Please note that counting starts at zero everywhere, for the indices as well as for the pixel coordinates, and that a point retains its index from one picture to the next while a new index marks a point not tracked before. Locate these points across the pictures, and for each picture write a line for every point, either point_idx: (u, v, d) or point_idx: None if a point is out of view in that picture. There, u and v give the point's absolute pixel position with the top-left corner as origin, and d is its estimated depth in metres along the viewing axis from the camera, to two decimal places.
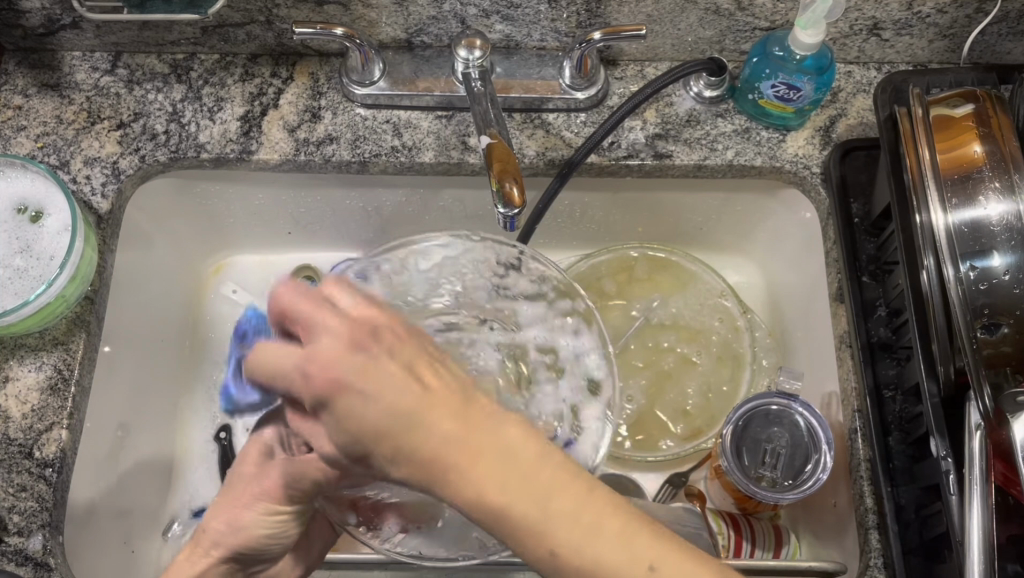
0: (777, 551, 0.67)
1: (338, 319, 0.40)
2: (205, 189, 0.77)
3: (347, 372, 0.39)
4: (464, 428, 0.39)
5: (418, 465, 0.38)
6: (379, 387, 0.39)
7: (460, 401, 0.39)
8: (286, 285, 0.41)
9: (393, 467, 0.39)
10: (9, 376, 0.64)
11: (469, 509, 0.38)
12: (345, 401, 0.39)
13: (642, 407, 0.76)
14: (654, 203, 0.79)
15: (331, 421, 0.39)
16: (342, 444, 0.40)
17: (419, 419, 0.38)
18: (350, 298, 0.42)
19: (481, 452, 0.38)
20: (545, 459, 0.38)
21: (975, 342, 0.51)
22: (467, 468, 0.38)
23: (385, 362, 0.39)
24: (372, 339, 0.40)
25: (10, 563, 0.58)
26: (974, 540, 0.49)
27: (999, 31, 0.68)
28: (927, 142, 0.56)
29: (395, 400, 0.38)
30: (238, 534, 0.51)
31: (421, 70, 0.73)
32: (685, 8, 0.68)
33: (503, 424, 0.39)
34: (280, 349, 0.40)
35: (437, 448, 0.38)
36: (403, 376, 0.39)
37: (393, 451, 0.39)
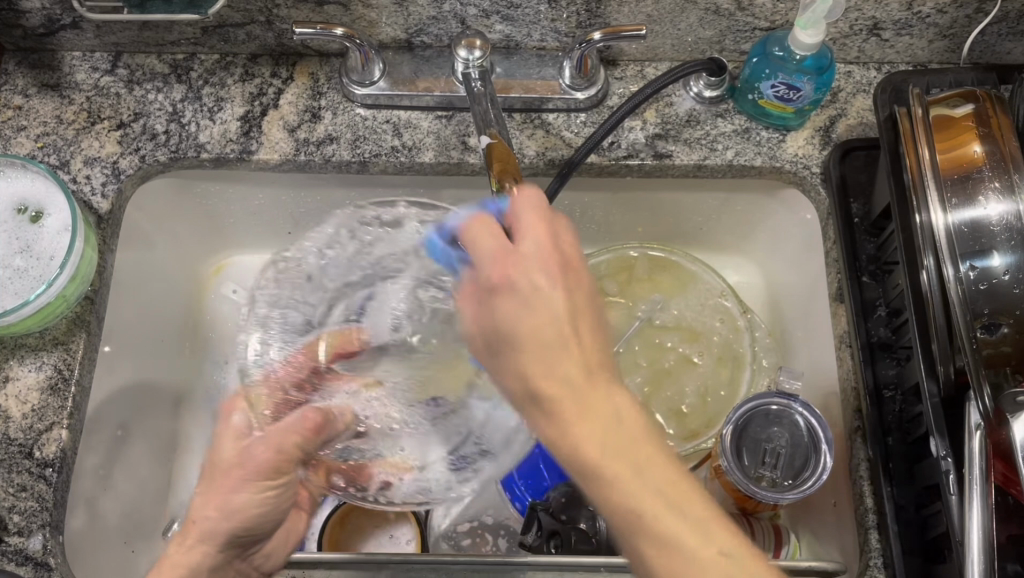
0: (777, 551, 0.67)
1: (540, 239, 0.47)
2: (205, 189, 0.77)
3: (523, 284, 0.46)
4: (588, 383, 0.44)
5: (531, 388, 0.45)
6: (535, 318, 0.45)
7: (596, 352, 0.45)
8: (527, 194, 0.49)
9: (509, 378, 0.46)
10: (9, 376, 0.64)
11: (564, 451, 0.44)
12: (504, 305, 0.46)
13: (640, 403, 0.76)
14: (654, 203, 0.79)
15: (478, 313, 0.48)
16: (479, 334, 0.48)
17: (554, 352, 0.44)
18: (558, 229, 0.48)
19: (589, 411, 0.43)
20: (637, 427, 0.44)
21: (975, 342, 0.51)
22: (569, 408, 0.44)
23: (555, 293, 0.45)
24: (563, 274, 0.46)
25: (10, 563, 0.58)
26: (973, 540, 0.49)
27: (999, 31, 0.68)
28: (927, 141, 0.56)
29: (549, 326, 0.45)
30: (234, 516, 0.53)
31: (421, 70, 0.73)
32: (685, 8, 0.68)
33: (615, 395, 0.44)
34: (485, 236, 0.48)
35: (556, 382, 0.44)
36: (564, 320, 0.45)
37: (523, 369, 0.45)
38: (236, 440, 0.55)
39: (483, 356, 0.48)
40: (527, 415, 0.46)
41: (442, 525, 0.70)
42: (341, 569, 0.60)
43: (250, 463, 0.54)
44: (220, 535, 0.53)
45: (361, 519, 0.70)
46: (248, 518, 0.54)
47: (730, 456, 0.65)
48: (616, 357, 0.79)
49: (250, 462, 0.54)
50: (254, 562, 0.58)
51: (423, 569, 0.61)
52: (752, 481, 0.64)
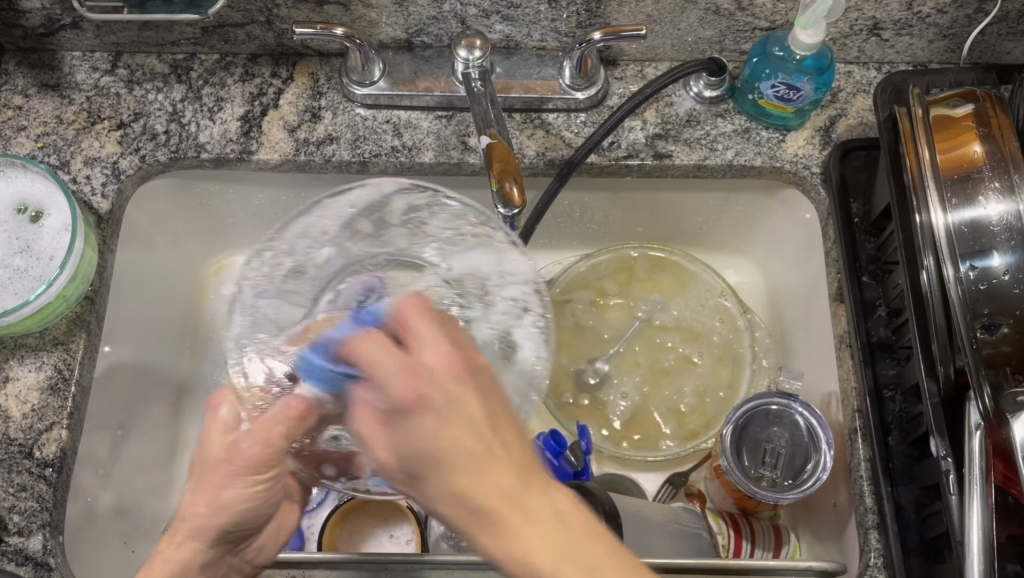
0: (777, 551, 0.67)
1: (436, 348, 0.41)
2: (205, 189, 0.77)
3: (433, 399, 0.39)
4: (522, 490, 0.39)
5: (468, 509, 0.39)
6: (454, 431, 0.39)
7: (524, 457, 0.40)
8: (410, 299, 0.44)
9: (442, 502, 0.39)
10: (9, 376, 0.64)
11: (514, 566, 0.39)
12: (421, 426, 0.39)
13: (637, 403, 0.77)
14: (654, 203, 0.79)
15: (388, 441, 0.40)
16: (397, 466, 0.40)
17: (485, 468, 0.39)
18: (455, 331, 0.44)
19: (529, 517, 0.39)
20: (584, 526, 0.39)
21: (975, 342, 0.51)
22: (510, 521, 0.38)
23: (469, 403, 0.39)
24: (471, 377, 0.41)
25: (10, 563, 0.58)
26: (973, 540, 0.49)
27: (999, 31, 0.68)
28: (927, 141, 0.56)
29: (467, 441, 0.39)
30: (223, 512, 0.54)
31: (421, 70, 0.73)
32: (685, 8, 0.68)
33: (552, 488, 0.40)
34: (377, 351, 0.41)
35: (489, 497, 0.38)
36: (481, 424, 0.39)
37: (452, 492, 0.39)
38: (223, 433, 0.55)
39: (400, 485, 0.42)
40: (467, 536, 0.40)
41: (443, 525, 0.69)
42: (341, 569, 0.60)
43: (237, 459, 0.54)
44: (210, 531, 0.54)
45: (359, 520, 0.70)
46: (238, 513, 0.55)
47: (729, 457, 0.65)
48: (616, 357, 0.79)
49: (237, 457, 0.54)
50: (247, 556, 0.59)
51: (422, 569, 0.61)
52: (752, 481, 0.64)
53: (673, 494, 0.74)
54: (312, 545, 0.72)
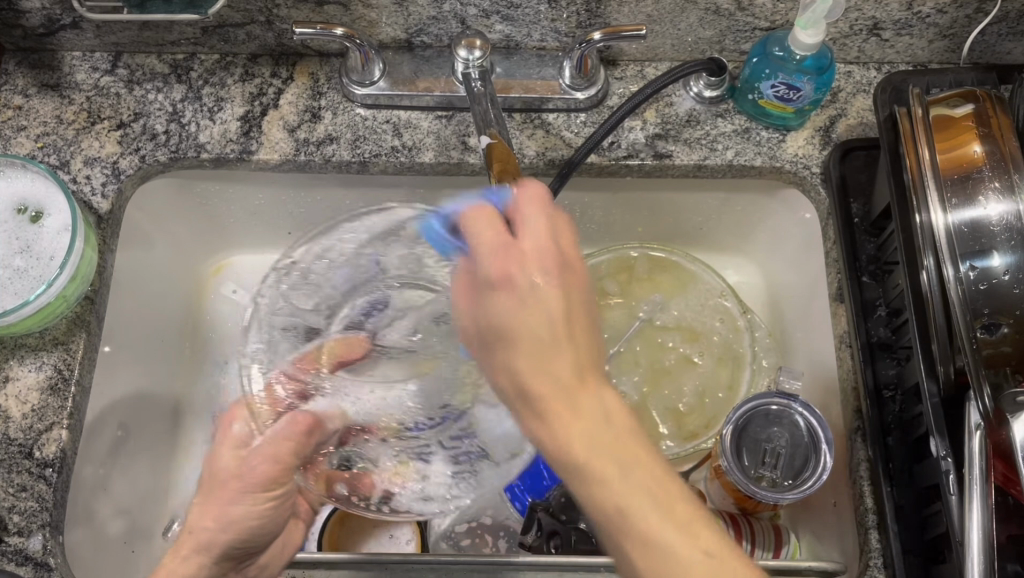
0: (777, 551, 0.67)
1: (541, 238, 0.48)
2: (206, 189, 0.77)
3: (523, 280, 0.46)
4: (578, 382, 0.45)
5: (521, 384, 0.45)
6: (534, 314, 0.45)
7: (591, 357, 0.46)
8: (531, 187, 0.50)
9: (503, 367, 0.46)
10: (9, 376, 0.64)
11: (551, 449, 0.45)
12: (502, 301, 0.46)
13: (636, 401, 0.77)
14: (654, 203, 0.79)
15: (477, 305, 0.48)
16: (475, 328, 0.49)
17: (553, 352, 0.45)
18: (561, 227, 0.49)
19: (578, 408, 0.44)
20: (626, 430, 0.45)
21: (975, 342, 0.51)
22: (559, 407, 0.44)
23: (555, 291, 0.46)
24: (562, 271, 0.47)
25: (10, 563, 0.58)
26: (973, 540, 0.49)
27: (999, 31, 0.68)
28: (927, 141, 0.56)
29: (540, 324, 0.45)
30: (229, 527, 0.56)
31: (421, 70, 0.73)
32: (685, 8, 0.68)
33: (605, 393, 0.45)
34: (484, 226, 0.48)
35: (546, 382, 0.44)
36: (558, 316, 0.46)
37: (516, 366, 0.45)
38: (234, 450, 0.57)
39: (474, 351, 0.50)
40: (516, 408, 0.47)
41: (442, 525, 0.70)
42: (341, 569, 0.60)
43: (247, 475, 0.57)
44: (217, 545, 0.56)
45: (360, 520, 0.70)
46: (243, 529, 0.56)
47: (730, 457, 0.65)
48: (616, 357, 0.79)
49: (247, 473, 0.57)
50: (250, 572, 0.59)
51: (423, 569, 0.61)
52: (752, 481, 0.64)
53: None
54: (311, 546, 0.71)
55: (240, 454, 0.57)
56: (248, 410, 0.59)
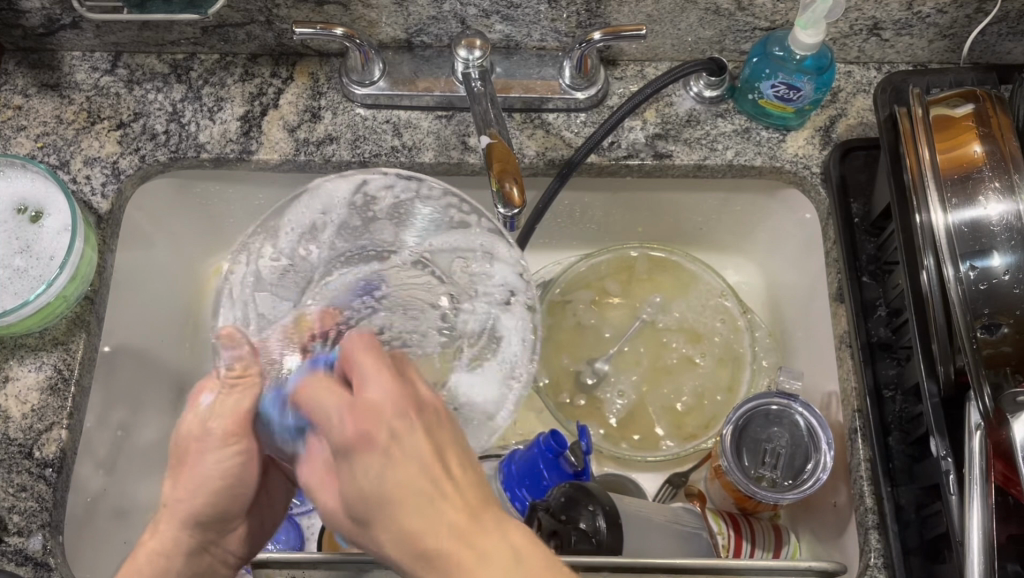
0: (777, 551, 0.67)
1: (384, 386, 0.44)
2: (206, 189, 0.77)
3: (381, 438, 0.42)
4: (472, 528, 0.41)
5: (416, 549, 0.41)
6: (402, 473, 0.42)
7: (474, 498, 0.42)
8: (357, 336, 0.47)
9: (392, 541, 0.42)
10: (9, 376, 0.64)
11: None
12: (364, 462, 0.42)
13: (635, 401, 0.77)
14: (655, 203, 0.79)
15: (342, 482, 0.44)
16: (346, 510, 0.44)
17: (430, 506, 0.41)
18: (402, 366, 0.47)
19: (481, 561, 0.40)
20: (549, 574, 0.40)
21: (975, 342, 0.51)
22: (465, 564, 0.40)
23: (415, 441, 0.43)
24: (416, 413, 0.44)
25: (10, 563, 0.58)
26: (973, 540, 0.49)
27: (999, 31, 0.68)
28: (927, 141, 0.56)
29: (412, 479, 0.42)
30: (201, 490, 0.56)
31: (421, 70, 0.73)
32: (685, 8, 0.68)
33: (509, 527, 0.42)
34: (323, 392, 0.45)
35: (439, 541, 0.40)
36: (429, 462, 0.42)
37: (401, 531, 0.41)
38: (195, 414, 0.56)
39: (354, 530, 0.45)
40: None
41: None
42: (341, 570, 0.60)
43: (207, 437, 0.55)
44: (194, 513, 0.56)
45: None
46: (212, 493, 0.56)
47: (730, 457, 0.65)
48: (616, 356, 0.79)
49: (207, 436, 0.55)
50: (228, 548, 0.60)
51: None
52: (752, 481, 0.64)
53: (673, 494, 0.74)
54: (312, 545, 0.72)
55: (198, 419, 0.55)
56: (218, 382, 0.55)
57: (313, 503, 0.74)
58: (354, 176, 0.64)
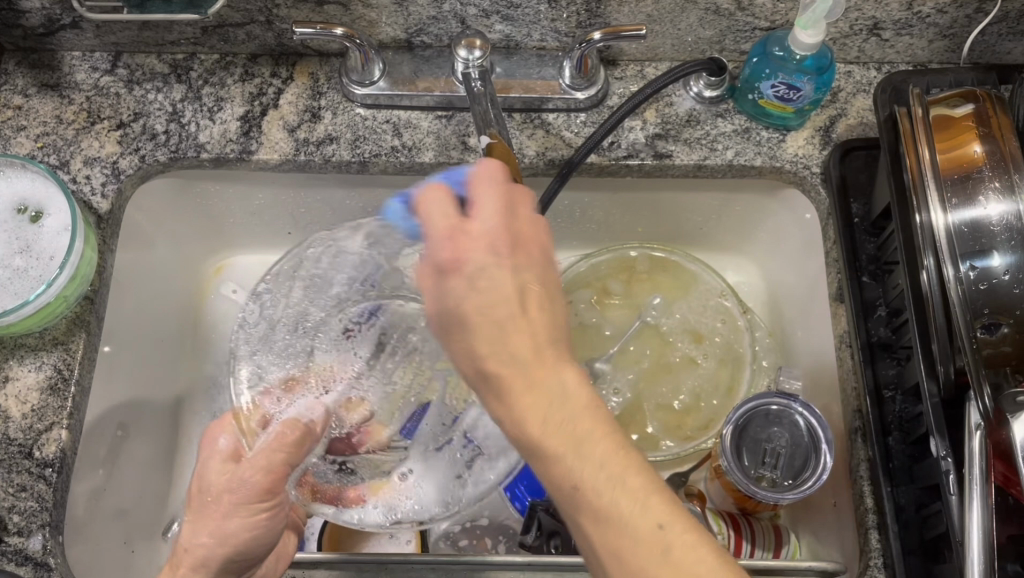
0: (777, 551, 0.67)
1: (491, 220, 0.47)
2: (205, 189, 0.77)
3: (472, 265, 0.46)
4: (534, 358, 0.44)
5: (478, 361, 0.45)
6: (489, 287, 0.45)
7: (546, 331, 0.46)
8: (488, 166, 0.49)
9: (457, 348, 0.46)
10: (10, 376, 0.64)
11: (513, 427, 0.45)
12: (456, 286, 0.46)
13: (630, 400, 0.77)
14: (655, 203, 0.79)
15: (431, 292, 0.47)
16: (433, 316, 0.48)
17: (502, 327, 0.45)
18: (517, 204, 0.48)
19: (534, 385, 0.44)
20: (587, 404, 0.44)
21: (975, 342, 0.51)
22: (518, 385, 0.44)
23: (502, 275, 0.46)
24: (511, 249, 0.47)
25: (10, 563, 0.58)
26: (973, 540, 0.49)
27: (1000, 31, 0.68)
28: (927, 141, 0.56)
29: (495, 302, 0.45)
30: (229, 541, 0.54)
31: (421, 70, 0.73)
32: (686, 8, 0.68)
33: (564, 369, 0.45)
34: (436, 206, 0.48)
35: (501, 363, 0.44)
36: (509, 295, 0.45)
37: (470, 347, 0.45)
38: (222, 464, 0.56)
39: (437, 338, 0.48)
40: (480, 391, 0.47)
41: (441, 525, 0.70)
42: (341, 570, 0.60)
43: (243, 489, 0.54)
44: (215, 561, 0.54)
45: None
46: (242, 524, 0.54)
47: (730, 457, 0.65)
48: (616, 356, 0.79)
49: (243, 487, 0.54)
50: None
51: (423, 569, 0.61)
52: (753, 480, 0.64)
53: (673, 494, 0.74)
54: (312, 546, 0.71)
55: (231, 467, 0.56)
56: (237, 425, 0.59)
57: None
58: (361, 227, 0.68)
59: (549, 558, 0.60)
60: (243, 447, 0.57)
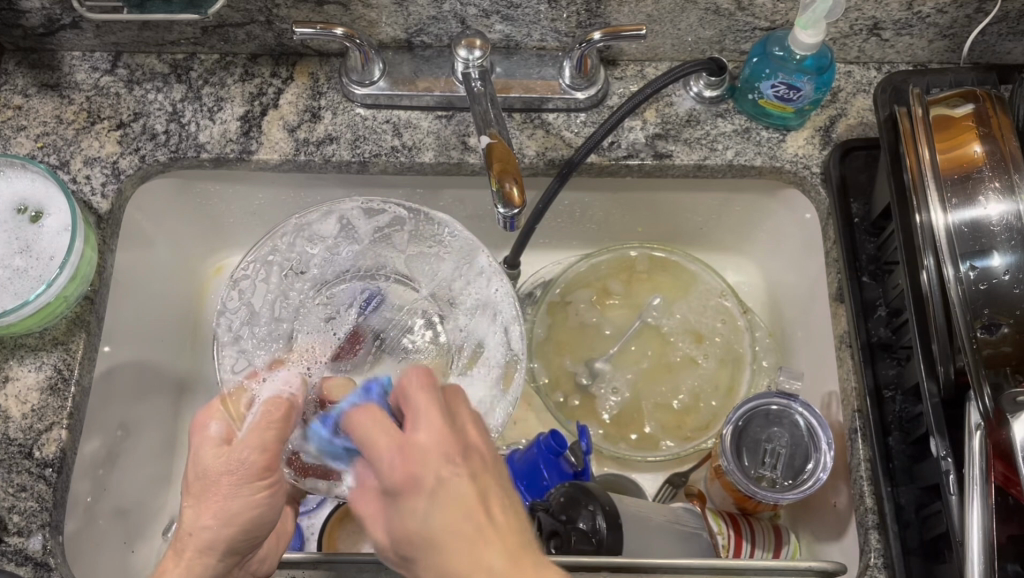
0: (777, 551, 0.67)
1: (431, 430, 0.47)
2: (206, 189, 0.77)
3: (426, 478, 0.45)
4: (513, 566, 0.43)
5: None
6: (450, 523, 0.44)
7: (518, 543, 0.44)
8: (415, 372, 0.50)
9: None
10: (9, 376, 0.64)
11: None
12: (415, 508, 0.45)
13: (628, 400, 0.77)
14: (655, 203, 0.79)
15: (393, 523, 0.47)
16: (398, 545, 0.47)
17: (478, 550, 0.43)
18: (453, 409, 0.49)
19: None
20: None
21: (975, 342, 0.51)
22: None
23: (461, 487, 0.45)
24: (460, 456, 0.46)
25: (10, 563, 0.58)
26: (973, 540, 0.49)
27: (1000, 31, 0.68)
28: (927, 141, 0.56)
29: (457, 521, 0.44)
30: (234, 520, 0.54)
31: (421, 70, 0.73)
32: (686, 8, 0.68)
33: (551, 571, 0.43)
34: (372, 423, 0.48)
35: None
36: (473, 510, 0.44)
37: (448, 570, 0.44)
38: (217, 448, 0.54)
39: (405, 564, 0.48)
40: None
41: None
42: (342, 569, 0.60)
43: (241, 469, 0.54)
44: (221, 542, 0.53)
45: (360, 519, 0.71)
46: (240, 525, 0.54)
47: (729, 457, 0.65)
48: (616, 355, 0.78)
49: (241, 468, 0.54)
50: (251, 568, 0.59)
51: None
52: (752, 481, 0.64)
53: (673, 494, 0.74)
54: (311, 545, 0.72)
55: (225, 450, 0.54)
56: (224, 410, 0.57)
57: (312, 502, 0.73)
58: (332, 212, 0.70)
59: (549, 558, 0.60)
60: (236, 429, 0.55)
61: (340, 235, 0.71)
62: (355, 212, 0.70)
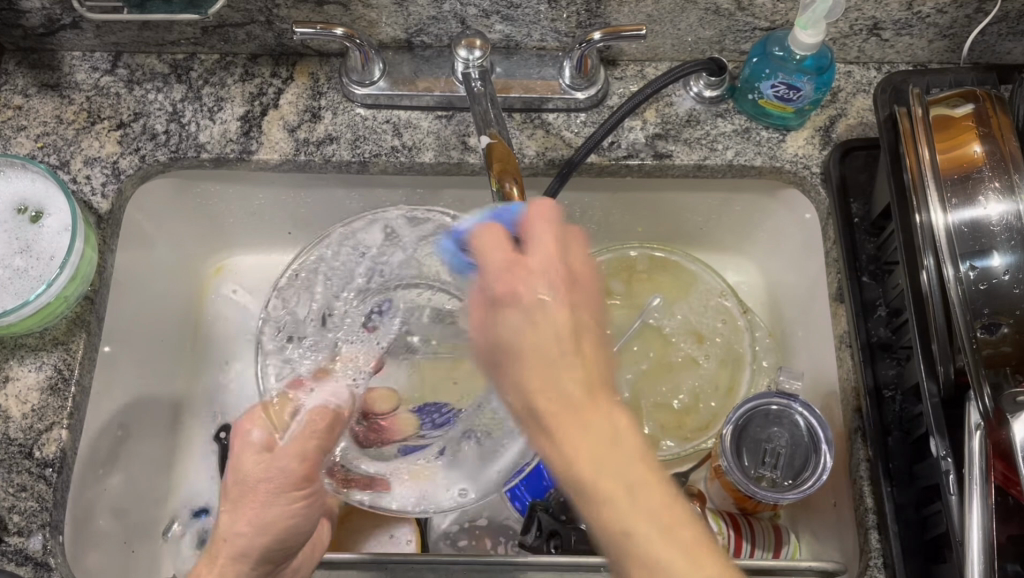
0: (777, 551, 0.67)
1: (547, 248, 0.48)
2: (206, 189, 0.77)
3: (525, 293, 0.47)
4: (586, 400, 0.45)
5: (530, 397, 0.46)
6: (540, 330, 0.47)
7: (598, 379, 0.47)
8: (542, 202, 0.50)
9: (512, 392, 0.47)
10: (9, 376, 0.64)
11: (558, 472, 0.45)
12: (508, 314, 0.48)
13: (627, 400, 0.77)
14: (656, 203, 0.79)
15: (482, 325, 0.49)
16: (482, 342, 0.49)
17: (557, 372, 0.46)
18: (572, 243, 0.50)
19: (587, 424, 0.45)
20: (637, 450, 0.45)
21: (975, 342, 0.51)
22: (567, 422, 0.45)
23: (556, 301, 0.47)
24: (566, 285, 0.48)
25: (10, 563, 0.58)
26: (973, 540, 0.49)
27: (1000, 31, 0.68)
28: (927, 141, 0.56)
29: (551, 328, 0.46)
30: (269, 529, 0.54)
31: (421, 70, 0.73)
32: (685, 8, 0.68)
33: (614, 411, 0.46)
34: (493, 243, 0.49)
35: (564, 391, 0.45)
36: (565, 334, 0.46)
37: (523, 381, 0.46)
38: (258, 454, 0.55)
39: (484, 369, 0.50)
40: (526, 428, 0.47)
41: (442, 525, 0.71)
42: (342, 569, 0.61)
43: (281, 476, 0.54)
44: (254, 550, 0.54)
45: (361, 520, 0.71)
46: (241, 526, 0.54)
47: (730, 457, 0.65)
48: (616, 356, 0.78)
49: (281, 475, 0.54)
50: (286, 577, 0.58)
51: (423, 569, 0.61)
52: (753, 480, 0.64)
53: None
54: None
55: (266, 457, 0.55)
56: (267, 418, 0.56)
57: None
58: (377, 220, 0.71)
59: (548, 558, 0.60)
60: (277, 437, 0.56)
61: (385, 244, 0.71)
62: (399, 222, 0.71)
